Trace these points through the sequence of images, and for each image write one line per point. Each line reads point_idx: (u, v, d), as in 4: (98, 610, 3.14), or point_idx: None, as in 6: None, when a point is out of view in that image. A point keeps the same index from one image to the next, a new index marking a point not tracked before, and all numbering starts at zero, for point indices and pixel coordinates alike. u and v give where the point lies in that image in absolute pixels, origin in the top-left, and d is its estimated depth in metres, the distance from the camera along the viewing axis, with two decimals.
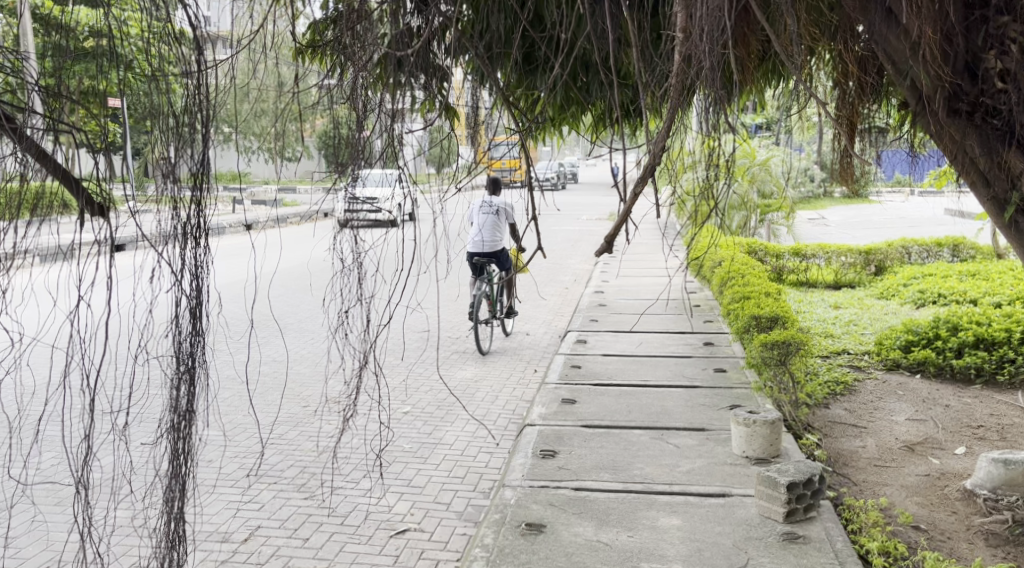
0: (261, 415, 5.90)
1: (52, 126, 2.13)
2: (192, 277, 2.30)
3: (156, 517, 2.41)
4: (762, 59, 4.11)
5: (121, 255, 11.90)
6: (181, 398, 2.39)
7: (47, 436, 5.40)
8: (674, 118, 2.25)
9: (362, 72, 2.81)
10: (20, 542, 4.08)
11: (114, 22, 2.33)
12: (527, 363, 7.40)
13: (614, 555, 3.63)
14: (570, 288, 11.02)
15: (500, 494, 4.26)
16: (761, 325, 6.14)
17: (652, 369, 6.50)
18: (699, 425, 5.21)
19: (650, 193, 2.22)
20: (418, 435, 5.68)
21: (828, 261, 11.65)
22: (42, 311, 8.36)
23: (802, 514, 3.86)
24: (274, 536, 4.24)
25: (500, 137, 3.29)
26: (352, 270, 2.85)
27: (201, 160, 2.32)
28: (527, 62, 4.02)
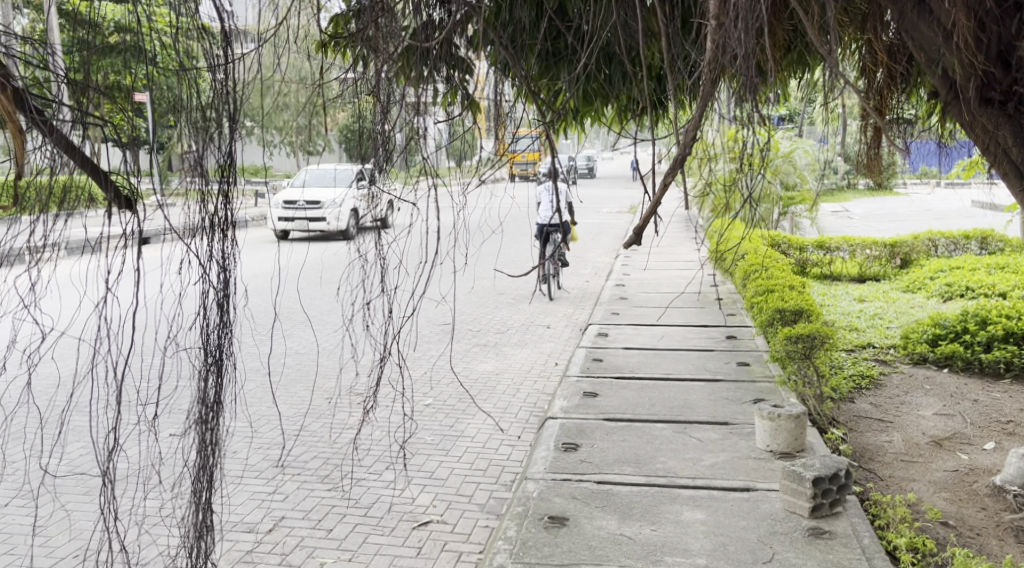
0: (284, 407, 5.94)
1: (81, 118, 2.13)
2: (220, 270, 2.32)
3: (185, 507, 2.43)
4: (788, 50, 4.07)
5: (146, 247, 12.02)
6: (209, 390, 2.39)
7: (76, 426, 5.47)
8: (705, 108, 2.22)
9: (387, 64, 2.77)
10: (49, 531, 4.14)
11: (141, 15, 2.31)
12: (549, 356, 7.39)
13: (638, 549, 3.62)
14: (590, 281, 10.99)
15: (522, 487, 4.26)
16: (785, 318, 6.09)
17: (675, 363, 6.47)
18: (723, 418, 5.17)
19: (679, 186, 2.17)
20: (440, 427, 5.68)
21: (852, 254, 11.55)
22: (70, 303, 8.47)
23: (828, 510, 3.82)
24: (298, 527, 4.26)
25: (523, 130, 3.24)
26: (375, 264, 2.85)
27: (228, 152, 2.32)
28: (551, 52, 4.02)
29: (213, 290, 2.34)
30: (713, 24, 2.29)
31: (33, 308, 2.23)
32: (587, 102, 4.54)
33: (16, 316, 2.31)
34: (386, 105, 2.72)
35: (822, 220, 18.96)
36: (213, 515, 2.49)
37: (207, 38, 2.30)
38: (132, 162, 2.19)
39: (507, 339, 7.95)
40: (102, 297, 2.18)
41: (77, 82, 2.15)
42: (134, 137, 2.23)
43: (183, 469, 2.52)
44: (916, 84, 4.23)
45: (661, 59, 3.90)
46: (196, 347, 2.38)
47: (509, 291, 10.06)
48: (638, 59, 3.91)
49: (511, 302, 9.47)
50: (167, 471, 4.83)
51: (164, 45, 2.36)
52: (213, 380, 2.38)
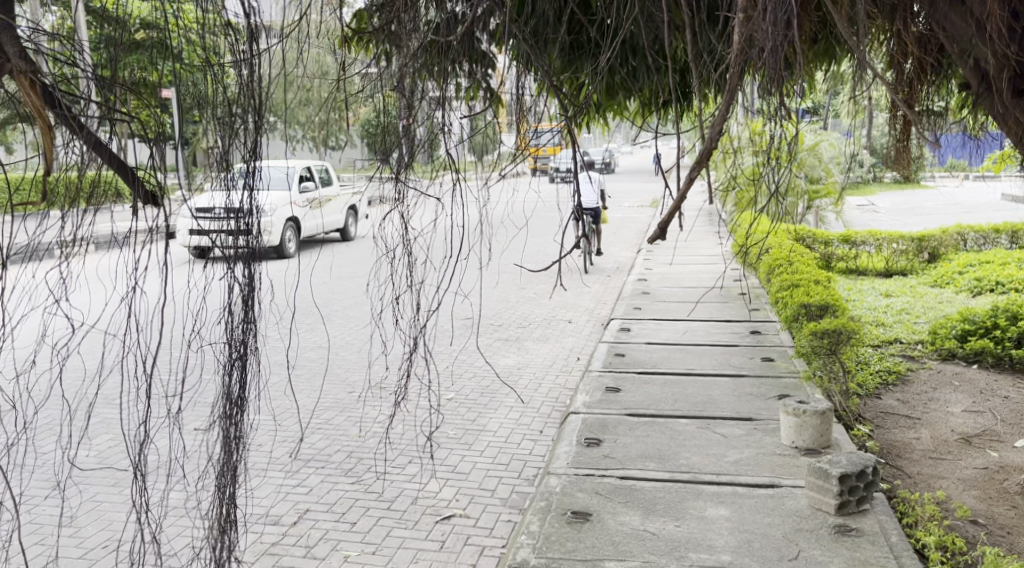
0: (309, 401, 5.97)
1: (110, 113, 2.15)
2: (245, 266, 2.31)
3: (209, 501, 2.44)
4: (814, 41, 4.03)
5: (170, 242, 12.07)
6: (233, 386, 2.39)
7: (105, 419, 5.53)
8: (732, 101, 2.19)
9: (410, 60, 2.76)
10: (79, 521, 4.18)
11: (168, 14, 2.33)
12: (571, 350, 7.38)
13: (661, 544, 3.60)
14: (612, 276, 10.96)
15: (545, 482, 4.26)
16: (811, 312, 6.05)
17: (698, 358, 6.44)
18: (748, 414, 5.14)
19: (705, 180, 2.13)
20: (462, 421, 5.69)
21: (878, 249, 11.45)
22: (98, 298, 8.57)
23: (855, 507, 3.78)
24: (322, 520, 4.29)
25: (544, 124, 3.21)
26: (401, 258, 2.83)
27: (252, 150, 2.32)
28: (574, 47, 4.01)
29: (239, 285, 2.33)
30: (742, 17, 2.27)
31: (63, 301, 2.22)
32: (610, 96, 4.53)
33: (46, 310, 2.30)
34: (411, 98, 2.72)
35: (847, 214, 18.83)
36: (236, 509, 2.50)
37: (230, 34, 2.31)
38: (157, 158, 2.19)
39: (529, 333, 7.94)
40: (127, 292, 2.18)
41: (104, 80, 2.15)
42: (160, 134, 2.23)
43: (207, 463, 2.53)
44: (946, 76, 4.18)
45: (687, 52, 3.86)
46: (221, 343, 2.38)
47: (531, 286, 10.05)
48: (661, 51, 3.89)
49: (532, 297, 9.46)
50: (195, 464, 4.87)
51: (191, 42, 2.37)
52: (238, 376, 2.38)
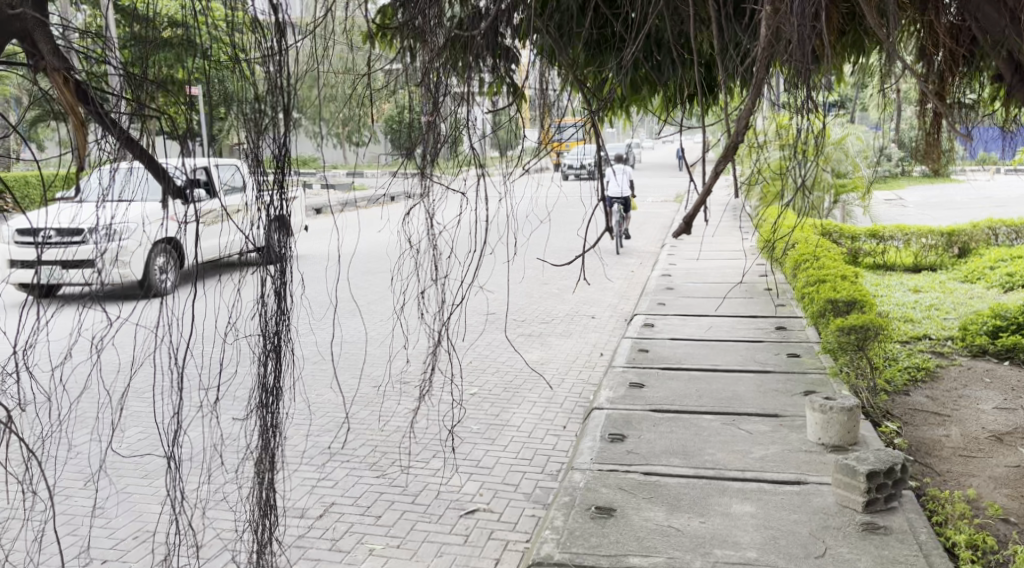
0: (333, 395, 6.00)
1: (141, 111, 2.17)
2: (276, 257, 2.32)
3: (248, 487, 2.46)
4: (842, 33, 3.98)
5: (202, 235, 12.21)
6: (268, 375, 2.40)
7: (136, 411, 5.59)
8: (760, 94, 2.15)
9: (435, 56, 2.74)
10: (110, 512, 4.24)
11: (195, 9, 2.33)
12: (594, 346, 7.36)
13: (686, 541, 3.59)
14: (635, 271, 10.92)
15: (569, 477, 4.25)
16: (838, 308, 5.98)
17: (723, 354, 6.40)
18: (773, 410, 5.11)
19: (731, 174, 2.08)
20: (486, 416, 5.70)
21: (907, 243, 11.33)
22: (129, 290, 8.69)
23: (883, 504, 3.74)
24: (348, 513, 4.31)
25: (566, 119, 3.17)
26: (426, 251, 2.84)
27: (283, 143, 2.33)
28: (598, 41, 3.99)
29: (271, 278, 2.35)
30: (768, 10, 2.22)
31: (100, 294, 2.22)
32: (633, 90, 4.50)
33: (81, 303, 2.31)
34: (435, 94, 2.71)
35: (874, 209, 18.64)
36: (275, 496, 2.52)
37: (258, 30, 2.31)
38: (186, 153, 2.19)
39: (552, 329, 7.93)
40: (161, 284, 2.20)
41: (133, 76, 2.16)
42: (188, 130, 2.24)
43: (246, 451, 2.55)
44: (977, 68, 4.12)
45: (712, 46, 3.81)
46: (256, 334, 2.39)
47: (554, 282, 10.04)
48: (688, 44, 3.84)
49: (555, 293, 9.45)
50: (230, 456, 4.93)
51: (219, 37, 2.37)
52: (273, 365, 2.40)
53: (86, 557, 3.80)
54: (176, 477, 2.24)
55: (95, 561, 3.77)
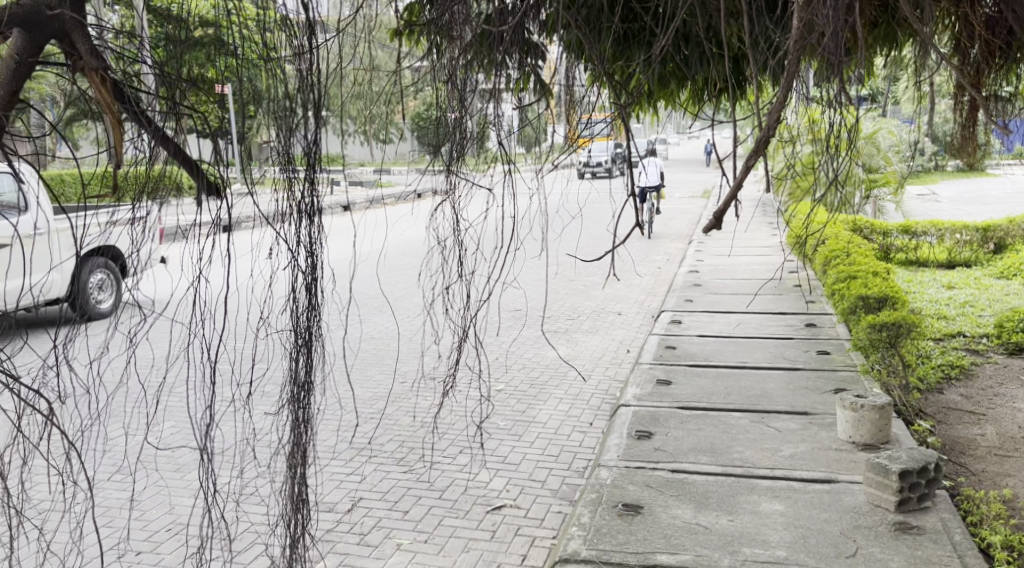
0: (361, 390, 6.04)
1: (174, 109, 2.16)
2: (307, 253, 2.33)
3: (280, 482, 2.46)
4: (874, 25, 3.92)
5: (235, 234, 12.38)
6: (300, 370, 2.41)
7: (170, 405, 5.66)
8: (792, 87, 2.10)
9: (464, 53, 2.73)
10: (144, 505, 4.29)
11: (226, 9, 2.33)
12: (621, 343, 7.33)
13: (715, 539, 3.56)
14: (662, 267, 10.86)
15: (596, 474, 4.23)
16: (869, 305, 5.91)
17: (751, 351, 6.34)
18: (803, 408, 5.06)
19: (763, 169, 2.03)
20: (513, 412, 5.70)
21: (940, 239, 11.15)
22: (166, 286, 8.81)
23: (916, 504, 3.69)
24: (376, 508, 4.33)
25: (594, 115, 3.13)
26: (451, 248, 2.84)
27: (313, 140, 2.33)
28: (628, 36, 3.96)
29: (302, 274, 2.36)
30: (801, 2, 2.18)
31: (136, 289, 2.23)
32: (662, 85, 4.47)
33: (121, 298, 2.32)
34: (461, 91, 2.71)
35: (907, 204, 18.41)
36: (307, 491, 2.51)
37: (289, 28, 2.32)
38: (218, 151, 2.20)
39: (578, 325, 7.91)
40: (194, 279, 2.20)
41: (166, 74, 2.15)
42: (218, 129, 2.25)
43: (277, 446, 2.55)
44: (1014, 60, 4.05)
45: (743, 40, 3.77)
46: (287, 329, 2.40)
47: (581, 278, 10.01)
48: (718, 39, 3.80)
49: (582, 289, 9.42)
50: (263, 452, 4.97)
51: (248, 37, 2.37)
52: (304, 361, 2.40)
53: (121, 549, 3.84)
54: (211, 470, 2.24)
55: (131, 552, 3.82)
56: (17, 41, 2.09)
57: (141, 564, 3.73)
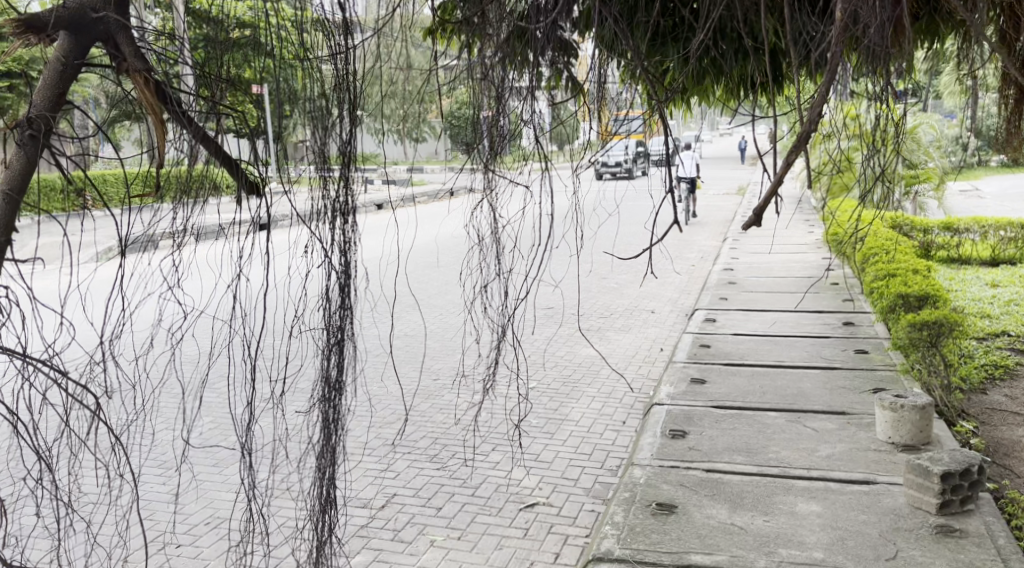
0: (395, 389, 6.06)
1: (213, 109, 2.16)
2: (341, 253, 2.34)
3: (309, 482, 2.46)
4: (920, 18, 3.83)
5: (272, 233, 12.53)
6: (331, 369, 2.41)
7: (207, 401, 5.73)
8: (834, 81, 2.03)
9: (500, 48, 2.72)
10: (184, 499, 4.35)
11: (262, 12, 2.34)
12: (653, 341, 7.28)
13: (750, 539, 3.52)
14: (697, 266, 10.78)
15: (629, 473, 4.21)
16: (909, 304, 5.82)
17: (787, 350, 6.27)
18: (840, 408, 4.99)
19: (803, 165, 1.97)
20: (546, 410, 5.69)
21: (983, 236, 10.94)
22: (205, 285, 8.94)
23: (959, 507, 3.61)
24: (409, 504, 4.34)
25: (629, 112, 3.11)
26: (488, 246, 2.85)
27: (348, 140, 2.34)
28: (663, 32, 3.92)
29: (335, 273, 2.37)
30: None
31: (175, 286, 2.24)
32: (698, 82, 4.42)
33: (162, 295, 2.34)
34: (497, 90, 2.70)
35: (948, 200, 18.10)
36: (336, 490, 2.52)
37: (325, 29, 2.33)
38: (256, 150, 2.21)
39: (611, 323, 7.88)
40: (233, 277, 2.21)
41: (206, 74, 2.15)
42: (256, 128, 2.26)
43: (305, 446, 2.55)
44: None
45: (784, 34, 3.70)
46: (320, 328, 2.41)
47: (613, 276, 9.97)
48: (757, 33, 3.74)
49: (615, 287, 9.38)
50: (297, 448, 5.02)
51: (284, 38, 2.38)
52: (336, 359, 2.41)
53: (161, 543, 3.89)
54: (247, 467, 2.23)
55: (169, 544, 3.87)
56: (64, 44, 2.02)
57: (180, 557, 3.78)
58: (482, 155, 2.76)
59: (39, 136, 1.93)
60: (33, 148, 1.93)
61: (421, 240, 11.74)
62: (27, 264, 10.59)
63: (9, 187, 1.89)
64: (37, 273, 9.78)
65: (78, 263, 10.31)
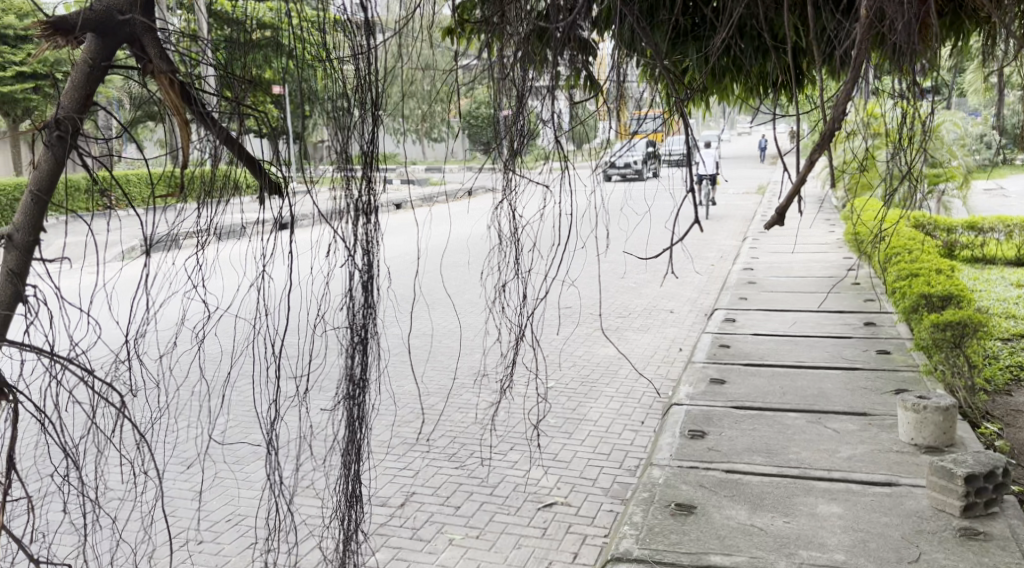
0: (414, 388, 6.07)
1: (236, 109, 2.17)
2: (364, 252, 2.34)
3: (335, 479, 2.46)
4: (945, 16, 3.79)
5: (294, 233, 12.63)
6: (355, 367, 2.41)
7: (229, 400, 5.77)
8: (857, 78, 1.99)
9: (521, 47, 2.70)
10: (206, 496, 4.37)
11: (281, 13, 2.34)
12: (672, 341, 7.26)
13: (770, 541, 3.50)
14: (716, 266, 10.73)
15: (648, 473, 4.19)
16: (933, 304, 5.76)
17: (807, 350, 6.22)
18: (862, 408, 4.95)
19: (827, 164, 1.93)
20: (564, 410, 5.68)
21: (1008, 236, 10.82)
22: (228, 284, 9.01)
23: (983, 510, 3.57)
24: (428, 503, 4.35)
25: (649, 110, 3.10)
26: (510, 246, 2.84)
27: (370, 139, 2.34)
28: (684, 32, 3.90)
29: (358, 272, 2.37)
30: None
31: (200, 285, 2.25)
32: (717, 81, 4.40)
33: (187, 294, 2.35)
34: (518, 89, 2.69)
35: (972, 199, 17.92)
36: (362, 487, 2.52)
37: (346, 30, 2.32)
38: (278, 150, 2.22)
39: (629, 323, 7.85)
40: (257, 277, 2.21)
41: (228, 75, 2.16)
42: (277, 128, 2.25)
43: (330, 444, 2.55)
44: None
45: (806, 33, 3.67)
46: (343, 327, 2.41)
47: (632, 276, 9.93)
48: (779, 31, 3.72)
49: (634, 287, 9.35)
50: (317, 447, 5.05)
51: (305, 38, 2.38)
52: (360, 357, 2.40)
53: (183, 538, 3.92)
54: (272, 465, 2.24)
55: (190, 540, 3.89)
56: (91, 46, 2.02)
57: (202, 553, 3.80)
58: (501, 154, 2.77)
59: (67, 137, 1.94)
60: (60, 149, 1.94)
61: (440, 239, 11.76)
62: (52, 263, 10.72)
63: (37, 187, 1.91)
64: (62, 272, 9.90)
65: (103, 262, 10.43)
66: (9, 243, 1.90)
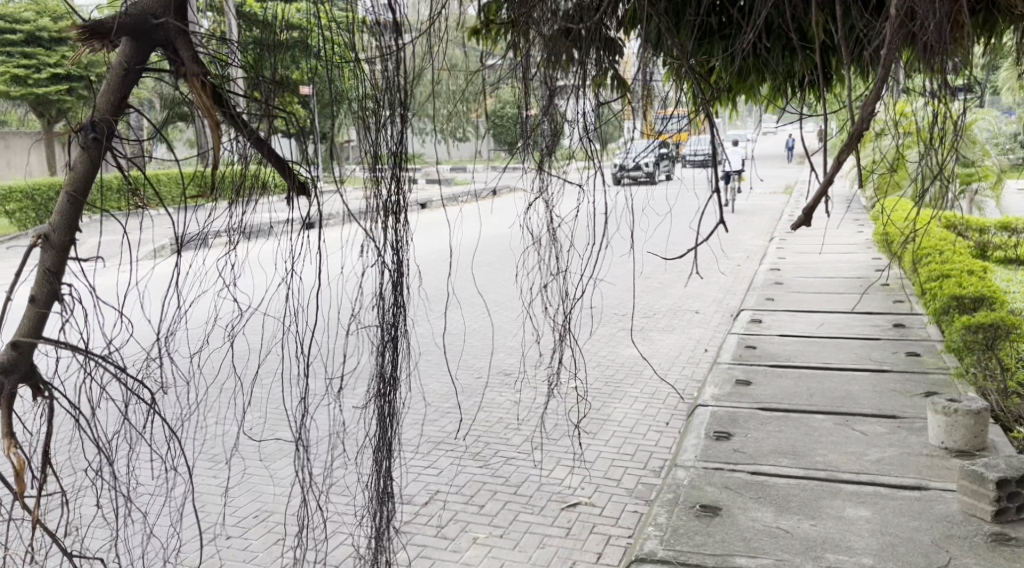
0: (439, 387, 6.08)
1: (265, 110, 2.17)
2: (394, 252, 2.35)
3: (367, 475, 2.47)
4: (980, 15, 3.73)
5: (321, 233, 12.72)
6: (386, 365, 2.41)
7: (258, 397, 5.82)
8: (887, 77, 1.96)
9: (547, 47, 2.68)
10: (233, 493, 4.39)
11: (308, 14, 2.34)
12: (698, 342, 7.22)
13: (797, 543, 3.47)
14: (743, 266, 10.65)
15: (673, 474, 4.17)
16: (964, 306, 5.69)
17: (835, 352, 6.16)
18: (891, 411, 4.89)
19: (855, 164, 1.89)
20: (588, 410, 5.67)
21: None
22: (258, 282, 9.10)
23: (1015, 515, 3.52)
24: (452, 502, 4.36)
25: (676, 110, 3.08)
26: (545, 245, 2.85)
27: (399, 139, 2.33)
28: (712, 32, 3.87)
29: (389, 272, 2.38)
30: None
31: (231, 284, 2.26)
32: (743, 81, 4.36)
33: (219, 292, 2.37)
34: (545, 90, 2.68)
35: (1005, 199, 17.68)
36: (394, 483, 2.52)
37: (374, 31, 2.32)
38: (306, 150, 2.23)
39: (654, 323, 7.82)
40: (287, 275, 2.22)
41: (258, 75, 2.16)
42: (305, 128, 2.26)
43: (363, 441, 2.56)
44: None
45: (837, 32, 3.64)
46: (374, 325, 2.41)
47: (658, 276, 9.89)
48: (809, 32, 3.68)
49: (658, 287, 9.31)
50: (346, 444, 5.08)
51: (333, 39, 2.38)
52: (390, 355, 2.41)
53: (212, 534, 3.96)
54: (302, 462, 2.25)
55: (218, 536, 3.93)
56: (125, 50, 2.04)
57: (230, 549, 3.83)
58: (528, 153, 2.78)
59: (102, 138, 1.96)
60: (96, 150, 1.96)
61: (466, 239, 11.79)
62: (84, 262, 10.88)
63: (73, 188, 1.94)
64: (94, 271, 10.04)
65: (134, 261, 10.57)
66: (46, 243, 1.92)
